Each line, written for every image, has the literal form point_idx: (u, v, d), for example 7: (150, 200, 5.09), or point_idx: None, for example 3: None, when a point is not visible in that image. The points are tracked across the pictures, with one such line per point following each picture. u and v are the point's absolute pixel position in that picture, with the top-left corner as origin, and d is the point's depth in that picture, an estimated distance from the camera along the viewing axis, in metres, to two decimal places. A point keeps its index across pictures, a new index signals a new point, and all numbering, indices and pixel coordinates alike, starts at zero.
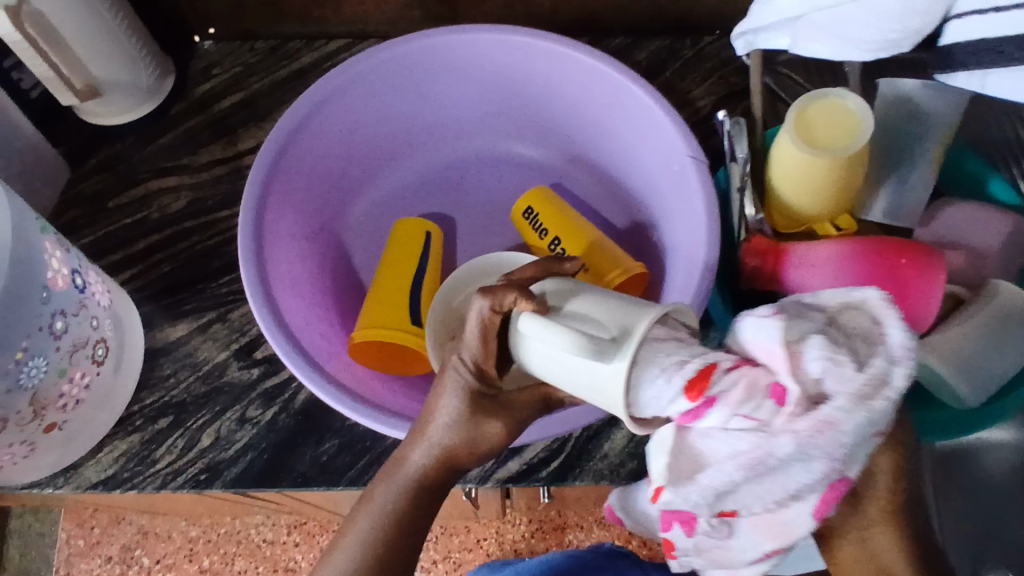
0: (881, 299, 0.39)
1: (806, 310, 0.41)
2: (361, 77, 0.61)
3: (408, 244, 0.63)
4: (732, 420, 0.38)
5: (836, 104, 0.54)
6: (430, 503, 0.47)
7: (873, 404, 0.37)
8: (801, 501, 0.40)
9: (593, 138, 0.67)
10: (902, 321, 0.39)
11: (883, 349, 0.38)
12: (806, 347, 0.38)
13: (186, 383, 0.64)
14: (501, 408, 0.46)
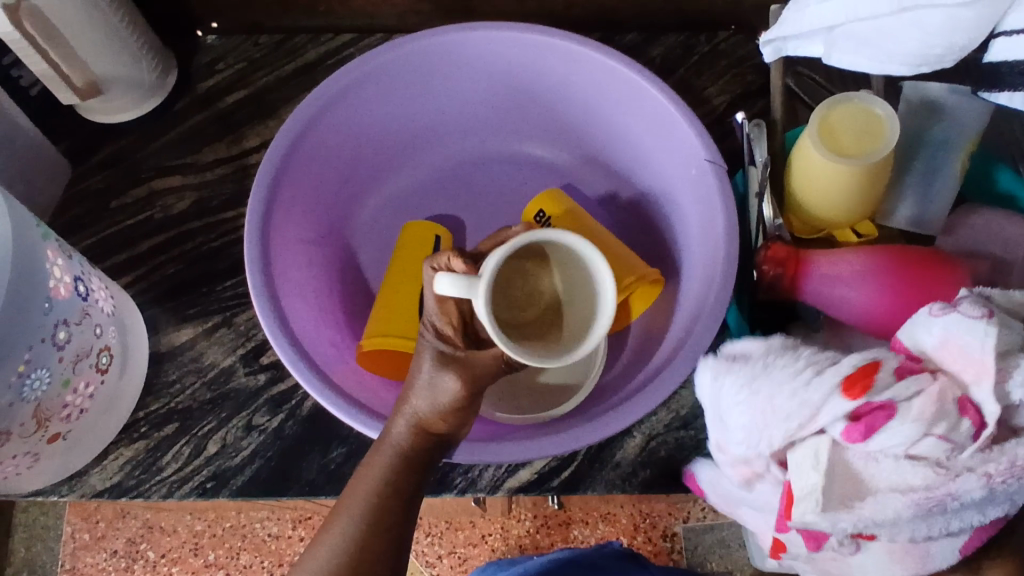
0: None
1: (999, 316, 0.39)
2: (369, 77, 0.60)
3: (416, 248, 0.62)
4: (923, 442, 0.37)
5: (862, 110, 0.52)
6: (413, 478, 0.48)
7: None
8: (954, 536, 0.39)
9: (609, 139, 0.65)
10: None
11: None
12: (1016, 363, 0.37)
13: (192, 388, 0.63)
14: (461, 367, 0.49)
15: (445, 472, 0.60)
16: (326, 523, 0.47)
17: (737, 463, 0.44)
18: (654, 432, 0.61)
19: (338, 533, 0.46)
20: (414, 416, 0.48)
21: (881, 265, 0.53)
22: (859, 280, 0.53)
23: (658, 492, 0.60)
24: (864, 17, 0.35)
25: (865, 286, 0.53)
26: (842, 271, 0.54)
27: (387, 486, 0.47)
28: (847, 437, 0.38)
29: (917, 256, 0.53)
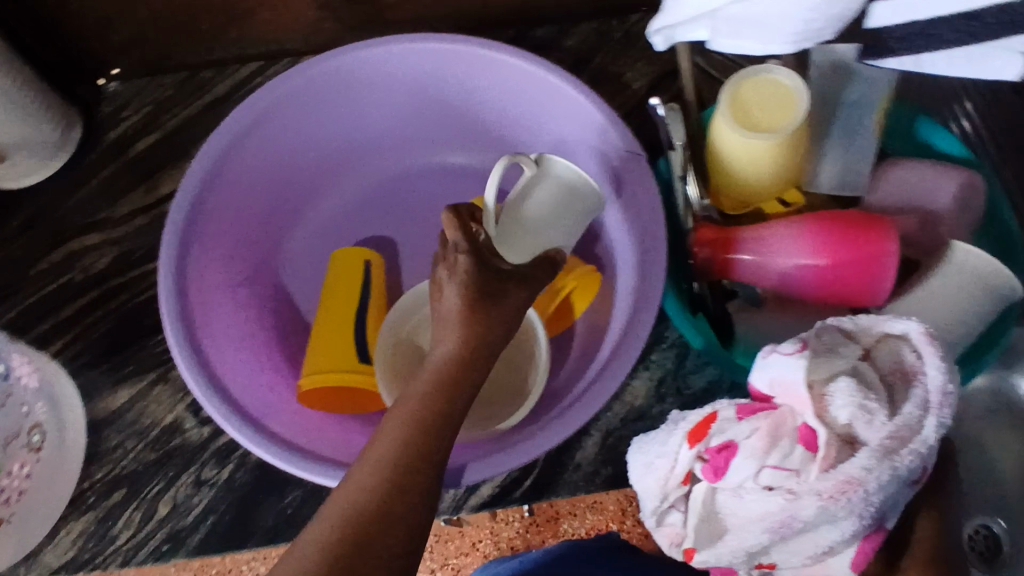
0: (925, 341, 0.39)
1: (844, 341, 0.41)
2: (274, 108, 0.58)
3: (347, 277, 0.59)
4: (763, 473, 0.39)
5: (768, 81, 0.52)
6: (459, 402, 0.42)
7: (898, 458, 0.37)
8: (838, 555, 0.40)
9: (530, 139, 0.64)
10: (940, 360, 0.39)
11: (920, 393, 0.38)
12: (837, 382, 0.38)
13: (135, 451, 0.61)
14: (516, 278, 0.47)
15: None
16: (366, 446, 0.40)
17: (662, 527, 0.45)
18: (611, 427, 0.61)
19: (376, 454, 0.39)
20: (454, 343, 0.43)
21: (814, 236, 0.52)
22: (784, 262, 0.53)
23: (623, 487, 0.60)
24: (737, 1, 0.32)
25: (791, 269, 0.53)
26: (771, 250, 0.53)
27: (428, 405, 0.41)
28: (705, 477, 0.41)
29: (848, 218, 0.51)
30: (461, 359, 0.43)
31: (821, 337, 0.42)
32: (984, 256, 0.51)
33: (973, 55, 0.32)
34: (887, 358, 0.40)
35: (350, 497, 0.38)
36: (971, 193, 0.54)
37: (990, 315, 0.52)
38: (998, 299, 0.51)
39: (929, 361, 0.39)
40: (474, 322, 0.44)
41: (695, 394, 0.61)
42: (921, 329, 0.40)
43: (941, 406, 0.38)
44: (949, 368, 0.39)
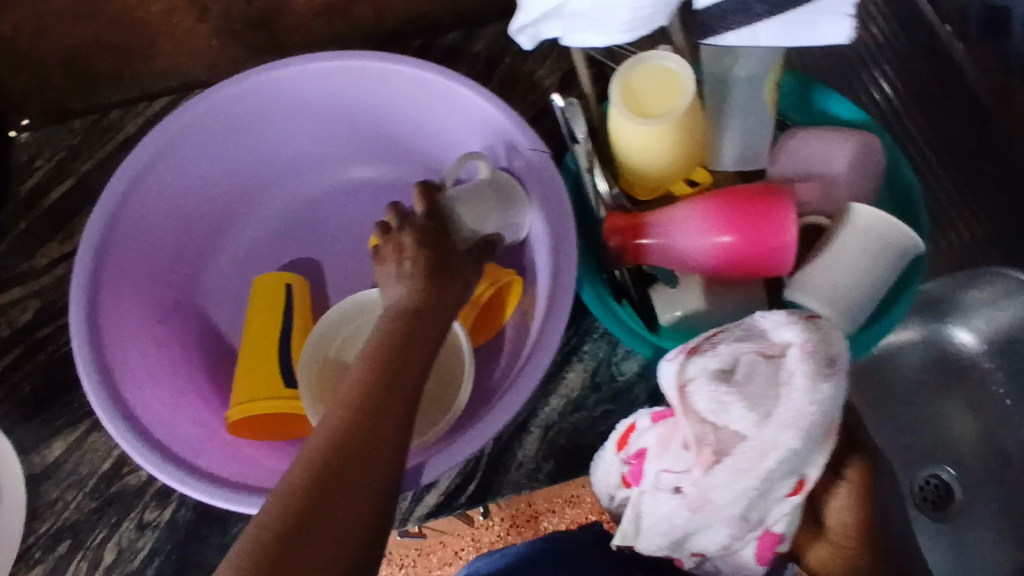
0: (799, 351, 0.43)
1: (737, 339, 0.45)
2: (175, 142, 0.58)
3: (267, 304, 0.59)
4: (663, 476, 0.46)
5: (655, 68, 0.53)
6: (414, 355, 0.42)
7: (752, 459, 0.42)
8: (741, 543, 0.48)
9: (439, 146, 0.64)
10: (806, 369, 0.42)
11: (783, 398, 0.42)
12: (709, 381, 0.44)
13: (76, 502, 0.61)
14: (461, 258, 0.49)
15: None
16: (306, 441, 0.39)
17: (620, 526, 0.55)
18: (550, 422, 0.61)
19: (325, 423, 0.39)
20: (408, 299, 0.45)
21: (710, 216, 0.53)
22: (684, 244, 0.54)
23: (565, 479, 0.61)
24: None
25: (700, 249, 0.54)
26: (672, 233, 0.54)
27: (375, 368, 0.41)
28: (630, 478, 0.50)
29: (747, 192, 0.53)
30: (415, 317, 0.44)
31: (715, 334, 0.46)
32: (885, 217, 0.51)
33: (797, 19, 0.41)
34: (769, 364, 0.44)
35: (302, 462, 0.37)
36: (868, 153, 0.55)
37: (890, 268, 0.53)
38: (899, 253, 0.52)
39: (799, 372, 0.42)
40: (430, 286, 0.46)
41: (628, 380, 0.62)
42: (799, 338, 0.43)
43: (801, 419, 0.42)
44: (819, 381, 0.42)
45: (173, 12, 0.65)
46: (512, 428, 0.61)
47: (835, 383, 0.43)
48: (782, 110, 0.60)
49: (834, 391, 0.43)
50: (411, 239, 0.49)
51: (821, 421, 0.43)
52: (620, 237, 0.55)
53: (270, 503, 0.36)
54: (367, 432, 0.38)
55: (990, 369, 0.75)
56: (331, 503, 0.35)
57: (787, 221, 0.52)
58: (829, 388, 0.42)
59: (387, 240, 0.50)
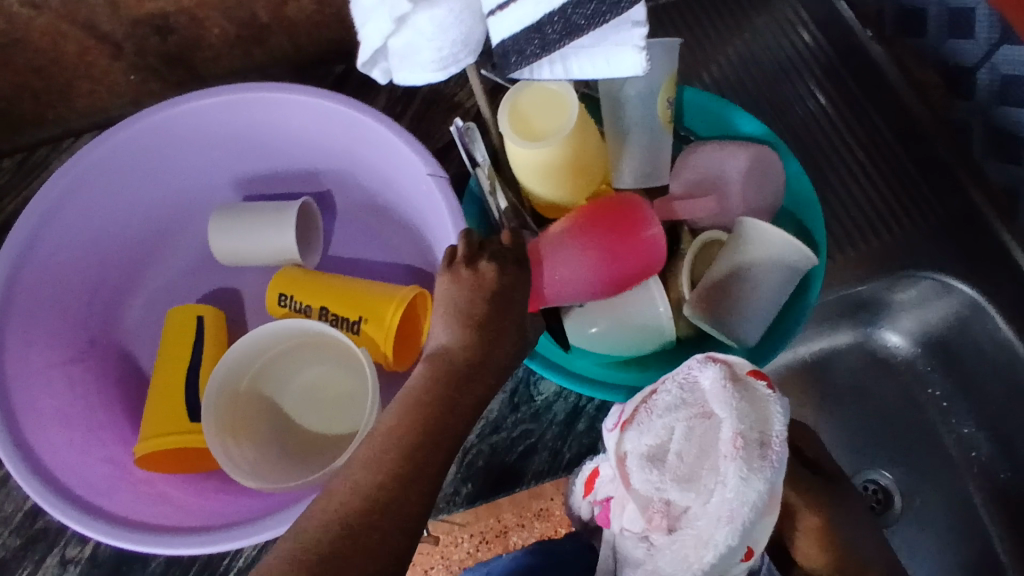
0: (729, 437, 0.46)
1: (674, 411, 0.49)
2: (83, 180, 0.58)
3: (179, 337, 0.59)
4: (626, 534, 0.51)
5: (540, 91, 0.53)
6: (463, 398, 0.44)
7: (699, 533, 0.46)
8: None
9: (350, 170, 0.65)
10: (737, 458, 0.45)
11: (719, 481, 0.46)
12: (645, 455, 0.49)
13: (2, 539, 0.61)
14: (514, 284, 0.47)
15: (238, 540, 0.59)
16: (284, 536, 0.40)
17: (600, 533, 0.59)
18: (468, 444, 0.61)
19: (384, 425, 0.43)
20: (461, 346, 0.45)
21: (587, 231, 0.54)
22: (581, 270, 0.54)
23: (484, 501, 0.61)
24: (402, 18, 0.33)
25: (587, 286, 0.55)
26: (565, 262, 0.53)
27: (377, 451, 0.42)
28: (601, 521, 0.54)
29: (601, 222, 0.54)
30: (477, 363, 0.45)
31: (652, 402, 0.50)
32: (764, 226, 0.53)
33: (600, 47, 0.34)
34: (702, 437, 0.48)
35: (366, 481, 0.41)
36: (764, 163, 0.56)
37: (778, 278, 0.54)
38: (786, 263, 0.54)
39: (730, 460, 0.46)
40: (491, 345, 0.45)
41: (546, 399, 0.62)
42: (731, 424, 0.46)
43: (735, 508, 0.45)
44: (751, 469, 0.45)
45: (84, 53, 0.65)
46: None
47: (768, 467, 0.45)
48: (686, 124, 0.62)
49: (768, 475, 0.45)
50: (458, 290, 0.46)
51: (758, 502, 0.45)
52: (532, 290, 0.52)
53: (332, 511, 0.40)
54: (419, 473, 0.41)
55: (925, 371, 0.75)
56: (385, 528, 0.39)
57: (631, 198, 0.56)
58: (763, 473, 0.45)
59: (453, 271, 0.47)
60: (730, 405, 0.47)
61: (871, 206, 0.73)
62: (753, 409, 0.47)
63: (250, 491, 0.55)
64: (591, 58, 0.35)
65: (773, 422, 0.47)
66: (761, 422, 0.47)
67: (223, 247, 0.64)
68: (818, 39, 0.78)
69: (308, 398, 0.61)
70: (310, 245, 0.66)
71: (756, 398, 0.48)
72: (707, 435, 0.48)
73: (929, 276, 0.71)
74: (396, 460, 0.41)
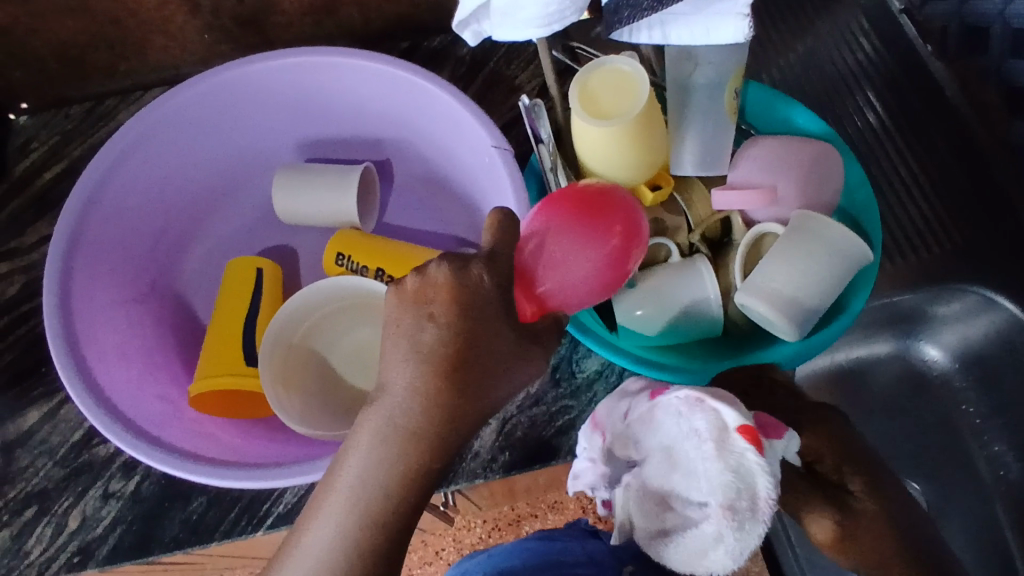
0: (715, 506, 0.42)
1: (671, 445, 0.45)
2: (158, 127, 0.60)
3: (238, 287, 0.61)
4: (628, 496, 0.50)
5: (611, 72, 0.55)
6: (415, 456, 0.43)
7: (693, 539, 0.45)
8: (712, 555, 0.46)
9: (413, 139, 0.66)
10: (721, 520, 0.42)
11: (708, 524, 0.43)
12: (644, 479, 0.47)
13: (46, 469, 0.62)
14: (453, 321, 0.43)
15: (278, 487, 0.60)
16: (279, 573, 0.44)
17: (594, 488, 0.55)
18: (508, 415, 0.62)
19: (358, 467, 0.44)
20: (407, 398, 0.43)
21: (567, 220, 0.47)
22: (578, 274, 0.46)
23: (520, 471, 0.61)
24: None
25: (583, 263, 0.46)
26: (552, 258, 0.45)
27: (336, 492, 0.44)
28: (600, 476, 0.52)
29: (568, 196, 0.47)
30: (442, 413, 0.43)
31: (652, 420, 0.47)
32: (825, 221, 0.54)
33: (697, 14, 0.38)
34: (694, 476, 0.44)
35: (334, 525, 0.43)
36: (824, 159, 0.57)
37: (833, 273, 0.55)
38: (841, 258, 0.54)
39: (716, 523, 0.42)
40: (456, 388, 0.43)
41: (588, 376, 0.63)
42: (716, 495, 0.42)
43: (728, 548, 0.43)
44: (737, 530, 0.42)
45: (163, 8, 0.67)
46: None
47: (755, 528, 0.42)
48: (748, 118, 0.63)
49: (755, 534, 0.43)
50: (408, 334, 0.43)
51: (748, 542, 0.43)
52: (522, 304, 0.45)
53: (325, 536, 0.43)
54: (381, 521, 0.43)
55: (961, 388, 0.75)
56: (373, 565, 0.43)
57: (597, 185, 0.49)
58: (754, 530, 0.42)
59: (404, 295, 0.45)
60: (717, 473, 0.42)
61: (920, 220, 0.73)
62: (740, 475, 0.42)
63: (297, 439, 0.56)
64: (689, 25, 0.39)
65: (758, 485, 0.42)
66: (748, 486, 0.42)
67: (284, 205, 0.66)
68: (880, 52, 0.78)
69: (355, 359, 0.62)
70: (368, 210, 0.68)
71: (743, 464, 0.42)
72: (697, 478, 0.44)
73: (974, 291, 0.70)
74: (362, 517, 0.43)
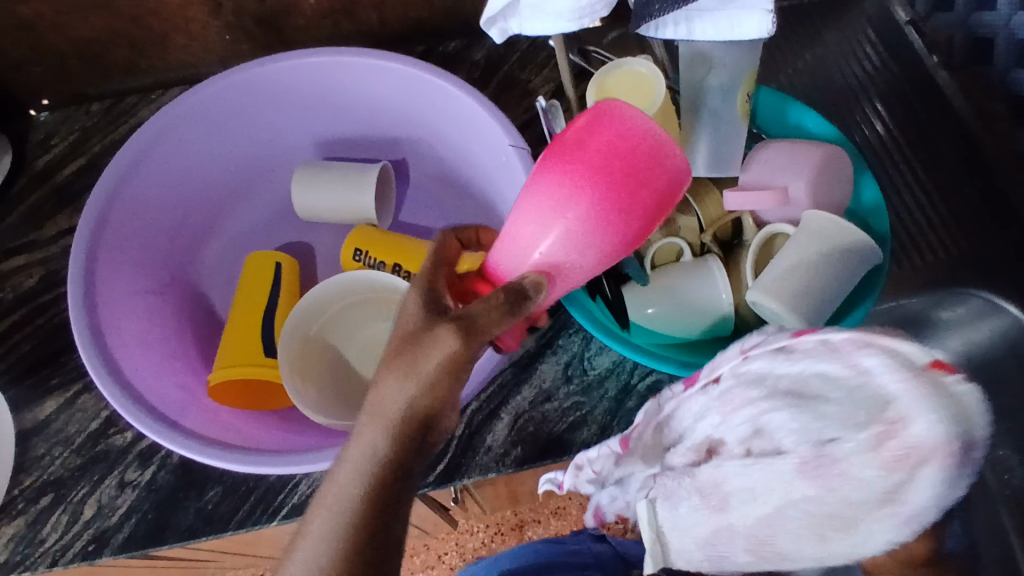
0: (925, 436, 0.37)
1: (829, 375, 0.40)
2: (181, 122, 0.61)
3: (257, 280, 0.63)
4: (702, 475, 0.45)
5: (627, 74, 0.56)
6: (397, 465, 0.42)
7: (877, 502, 0.38)
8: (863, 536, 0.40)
9: (429, 138, 0.67)
10: (937, 458, 0.37)
11: (898, 470, 0.38)
12: (788, 431, 0.41)
13: (62, 458, 0.63)
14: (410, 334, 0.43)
15: (292, 478, 0.60)
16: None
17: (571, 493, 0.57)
18: (521, 409, 0.63)
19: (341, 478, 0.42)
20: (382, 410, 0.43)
21: (578, 178, 0.44)
22: (584, 241, 0.45)
23: (531, 466, 0.62)
24: None
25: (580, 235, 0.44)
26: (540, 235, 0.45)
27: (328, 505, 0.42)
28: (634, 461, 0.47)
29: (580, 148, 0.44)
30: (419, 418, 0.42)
31: (797, 357, 0.42)
32: (837, 221, 0.55)
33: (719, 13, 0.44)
34: (877, 409, 0.39)
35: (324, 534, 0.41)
36: (836, 161, 0.58)
37: (843, 271, 0.56)
38: (852, 257, 0.55)
39: (924, 467, 0.38)
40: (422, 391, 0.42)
41: (600, 373, 0.64)
42: (924, 422, 0.37)
43: (921, 509, 0.38)
44: (955, 474, 0.38)
45: (186, 8, 0.68)
46: (482, 414, 0.63)
47: (967, 469, 0.38)
48: (759, 123, 0.64)
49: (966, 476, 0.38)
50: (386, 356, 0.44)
51: (949, 491, 0.38)
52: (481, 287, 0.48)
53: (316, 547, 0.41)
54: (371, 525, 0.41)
55: None
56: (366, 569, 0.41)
57: (619, 110, 0.44)
58: (957, 480, 0.38)
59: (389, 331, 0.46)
60: (921, 399, 0.38)
61: (927, 227, 0.74)
62: (948, 406, 0.38)
63: (314, 430, 0.57)
64: (713, 21, 0.44)
65: (968, 422, 0.38)
66: (957, 420, 0.38)
67: (303, 200, 0.67)
68: (886, 62, 0.79)
69: (369, 353, 0.63)
70: (384, 208, 0.69)
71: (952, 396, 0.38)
72: (887, 408, 0.38)
73: (979, 295, 0.71)
74: (348, 522, 0.41)
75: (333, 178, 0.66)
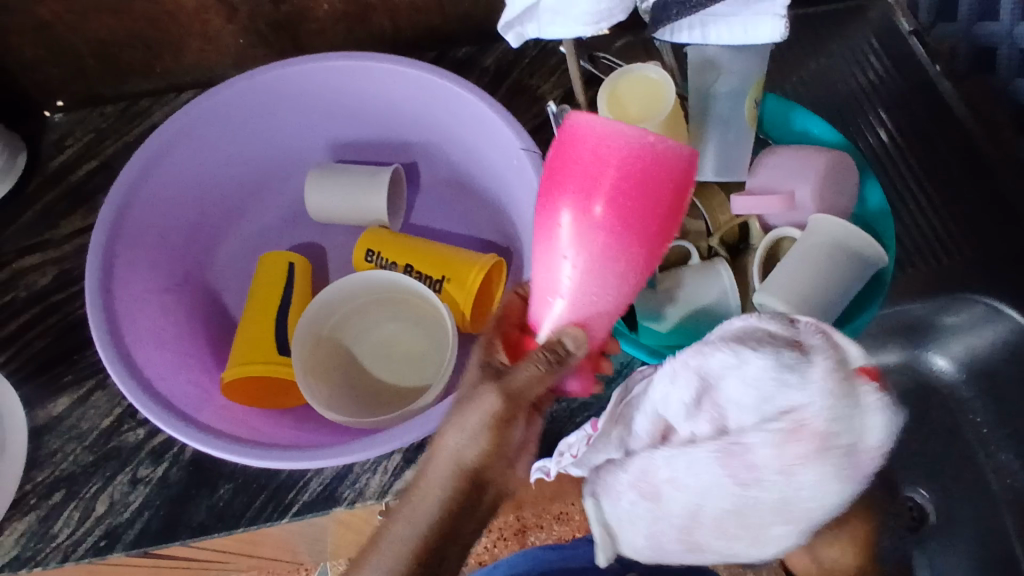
0: (815, 427, 0.39)
1: (754, 354, 0.42)
2: (198, 122, 0.62)
3: (271, 279, 0.63)
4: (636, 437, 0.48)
5: (638, 79, 0.57)
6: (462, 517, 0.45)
7: (752, 478, 0.42)
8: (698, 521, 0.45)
9: (440, 142, 0.68)
10: (814, 449, 0.40)
11: (791, 453, 0.40)
12: (715, 393, 0.44)
13: (75, 454, 0.63)
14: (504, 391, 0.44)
15: (304, 475, 0.61)
16: None
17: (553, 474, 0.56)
18: None
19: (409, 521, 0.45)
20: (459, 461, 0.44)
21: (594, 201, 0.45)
22: (618, 251, 0.45)
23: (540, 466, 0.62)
24: None
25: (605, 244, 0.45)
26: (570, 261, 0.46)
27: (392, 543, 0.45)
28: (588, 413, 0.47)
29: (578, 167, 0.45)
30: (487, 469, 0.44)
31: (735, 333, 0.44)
32: (843, 224, 0.57)
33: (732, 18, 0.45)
34: (788, 395, 0.40)
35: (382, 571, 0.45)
36: (841, 167, 0.59)
37: (850, 273, 0.57)
38: (857, 258, 0.57)
39: (813, 456, 0.40)
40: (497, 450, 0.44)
41: None
42: (821, 415, 0.39)
43: (803, 495, 0.41)
44: (833, 468, 0.40)
45: (203, 12, 0.69)
46: None
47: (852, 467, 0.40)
48: (765, 129, 0.65)
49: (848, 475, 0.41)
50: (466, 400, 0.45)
51: (830, 488, 0.41)
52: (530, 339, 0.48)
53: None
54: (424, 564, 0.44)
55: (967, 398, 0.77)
56: None
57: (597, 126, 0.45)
58: (843, 475, 0.40)
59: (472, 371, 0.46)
60: (827, 398, 0.39)
61: (929, 234, 0.75)
62: (850, 410, 0.40)
63: (327, 428, 0.58)
64: (728, 25, 0.45)
65: (867, 429, 0.40)
66: (856, 428, 0.40)
67: (314, 201, 0.68)
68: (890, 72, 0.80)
69: (381, 353, 0.63)
70: (395, 211, 0.70)
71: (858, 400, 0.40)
72: (796, 396, 0.40)
73: (980, 300, 0.73)
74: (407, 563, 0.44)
75: (347, 180, 0.67)
